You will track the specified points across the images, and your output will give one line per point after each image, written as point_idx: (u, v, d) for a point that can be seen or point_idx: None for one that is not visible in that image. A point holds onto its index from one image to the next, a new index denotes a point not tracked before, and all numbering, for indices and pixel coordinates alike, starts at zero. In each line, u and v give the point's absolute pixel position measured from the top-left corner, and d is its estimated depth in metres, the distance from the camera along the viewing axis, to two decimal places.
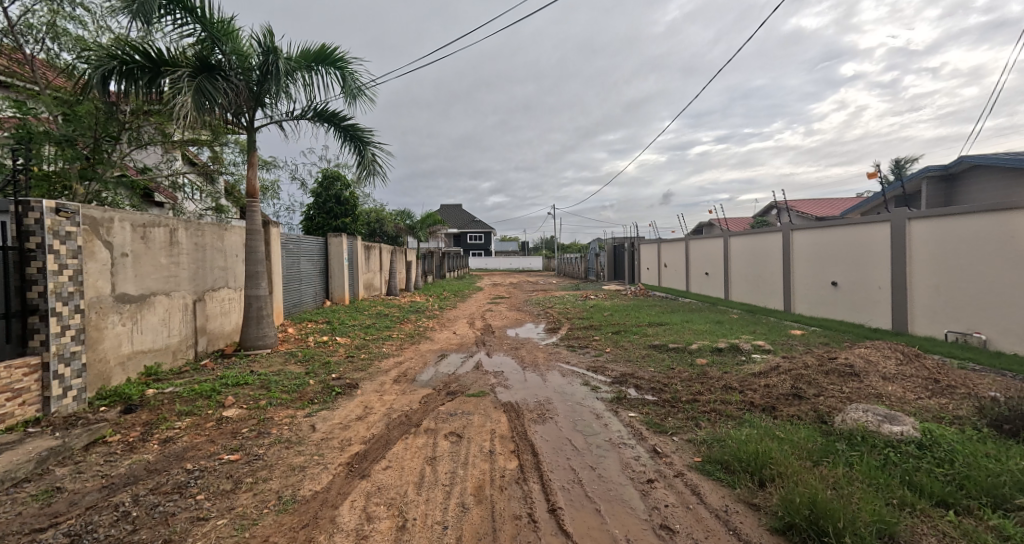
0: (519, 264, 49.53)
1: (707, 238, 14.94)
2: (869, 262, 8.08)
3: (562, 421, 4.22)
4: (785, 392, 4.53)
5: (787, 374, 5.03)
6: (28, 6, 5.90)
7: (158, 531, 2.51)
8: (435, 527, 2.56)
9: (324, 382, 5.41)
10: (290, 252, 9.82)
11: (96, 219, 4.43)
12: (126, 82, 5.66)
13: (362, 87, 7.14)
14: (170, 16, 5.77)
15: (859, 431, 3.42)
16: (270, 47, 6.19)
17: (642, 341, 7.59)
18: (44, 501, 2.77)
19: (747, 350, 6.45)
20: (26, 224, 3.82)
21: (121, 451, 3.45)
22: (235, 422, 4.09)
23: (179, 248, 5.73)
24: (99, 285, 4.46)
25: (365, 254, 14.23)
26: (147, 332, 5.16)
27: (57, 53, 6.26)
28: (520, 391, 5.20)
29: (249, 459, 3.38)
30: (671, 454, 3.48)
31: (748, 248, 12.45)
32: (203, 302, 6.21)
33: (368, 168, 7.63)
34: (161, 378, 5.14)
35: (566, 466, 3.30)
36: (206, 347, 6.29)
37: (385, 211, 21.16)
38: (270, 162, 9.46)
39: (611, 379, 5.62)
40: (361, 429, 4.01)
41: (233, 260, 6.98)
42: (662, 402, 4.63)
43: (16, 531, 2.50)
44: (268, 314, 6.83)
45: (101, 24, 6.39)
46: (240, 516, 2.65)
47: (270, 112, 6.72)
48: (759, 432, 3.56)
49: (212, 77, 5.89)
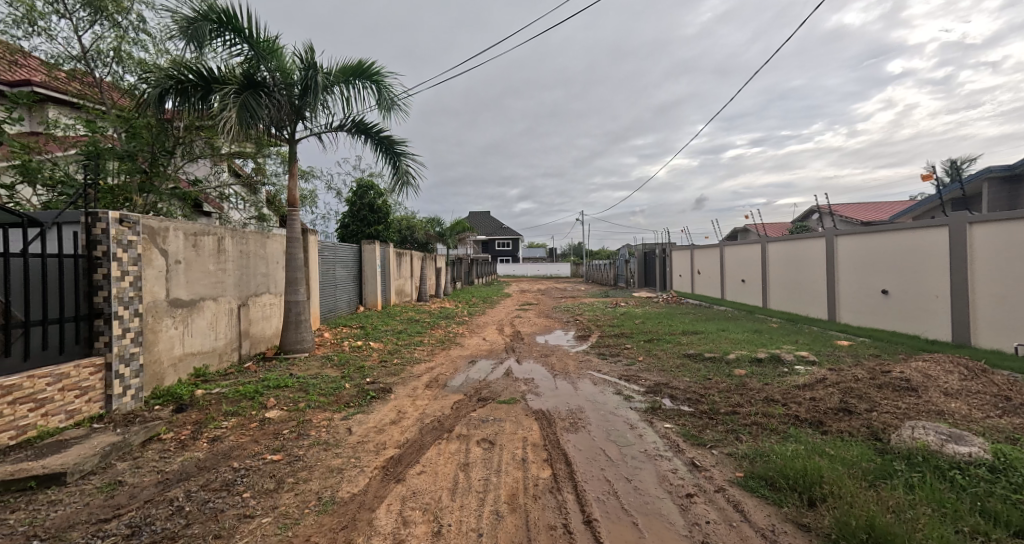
0: (547, 270, 49.48)
1: (744, 244, 14.45)
2: (922, 268, 7.62)
3: (595, 430, 4.16)
4: (833, 407, 4.30)
5: (836, 388, 4.77)
6: (99, 33, 6.41)
7: (209, 526, 2.62)
8: (470, 533, 2.57)
9: (359, 386, 5.54)
10: (326, 259, 10.15)
11: (153, 228, 4.72)
12: (180, 99, 6.06)
13: (396, 99, 7.36)
14: (221, 38, 6.13)
15: (919, 450, 3.20)
16: (311, 63, 6.48)
17: (676, 350, 7.39)
18: (108, 493, 2.95)
19: (789, 361, 6.15)
20: (94, 233, 4.11)
21: (174, 448, 3.65)
22: (276, 423, 4.25)
23: (226, 255, 6.03)
24: (155, 290, 4.74)
25: (396, 260, 14.56)
26: (197, 335, 5.43)
27: (122, 75, 6.75)
28: (551, 398, 5.17)
29: (290, 460, 3.50)
30: (711, 468, 3.36)
31: (788, 254, 11.94)
32: (247, 307, 6.51)
33: (402, 179, 7.83)
34: (209, 379, 5.41)
35: (601, 477, 3.24)
36: (249, 350, 6.58)
37: (416, 219, 21.65)
38: (309, 172, 9.87)
39: (644, 388, 5.49)
40: (395, 433, 4.08)
41: (274, 266, 7.29)
42: (699, 413, 4.49)
43: (85, 520, 2.66)
44: (306, 318, 7.08)
45: (160, 48, 6.87)
46: (283, 515, 2.74)
47: (310, 124, 7.01)
48: (807, 448, 3.39)
49: (257, 93, 6.20)
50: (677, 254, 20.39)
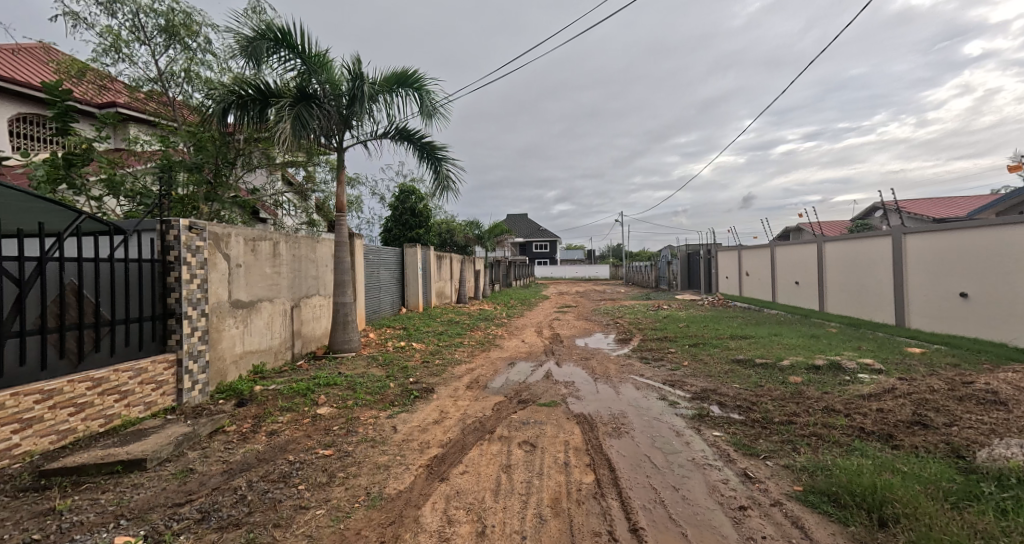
0: (586, 272, 48.85)
1: (797, 244, 13.66)
2: (1010, 269, 6.92)
3: (639, 436, 4.06)
4: (905, 420, 3.97)
5: (907, 399, 4.40)
6: (173, 56, 6.98)
7: (269, 515, 2.77)
8: (514, 535, 2.57)
9: (403, 385, 5.69)
10: (371, 262, 10.51)
11: (218, 235, 5.07)
12: (240, 113, 6.49)
13: (438, 105, 7.53)
14: (277, 55, 6.50)
15: (1011, 471, 2.89)
16: (358, 74, 6.73)
17: (723, 355, 7.08)
18: (180, 479, 3.19)
19: (851, 369, 5.74)
20: (168, 240, 4.48)
21: (237, 440, 3.89)
22: (327, 420, 4.44)
23: (281, 259, 6.38)
24: (219, 292, 5.08)
25: (437, 263, 14.85)
26: (255, 334, 5.77)
27: (191, 93, 7.31)
28: (592, 402, 5.10)
29: (340, 455, 3.65)
30: (766, 480, 3.19)
31: (848, 254, 11.17)
32: (299, 308, 6.84)
33: (443, 184, 8.00)
34: (266, 376, 5.73)
35: (646, 485, 3.16)
36: (301, 349, 6.92)
37: (455, 222, 22.02)
38: (355, 179, 10.27)
39: (691, 394, 5.30)
40: (438, 433, 4.15)
41: (324, 269, 7.62)
42: (750, 421, 4.28)
43: (162, 503, 2.89)
44: (353, 319, 7.36)
45: (224, 67, 7.38)
46: (336, 508, 2.86)
47: (356, 133, 7.30)
48: (875, 463, 3.15)
49: (309, 105, 6.53)
50: (724, 255, 19.56)
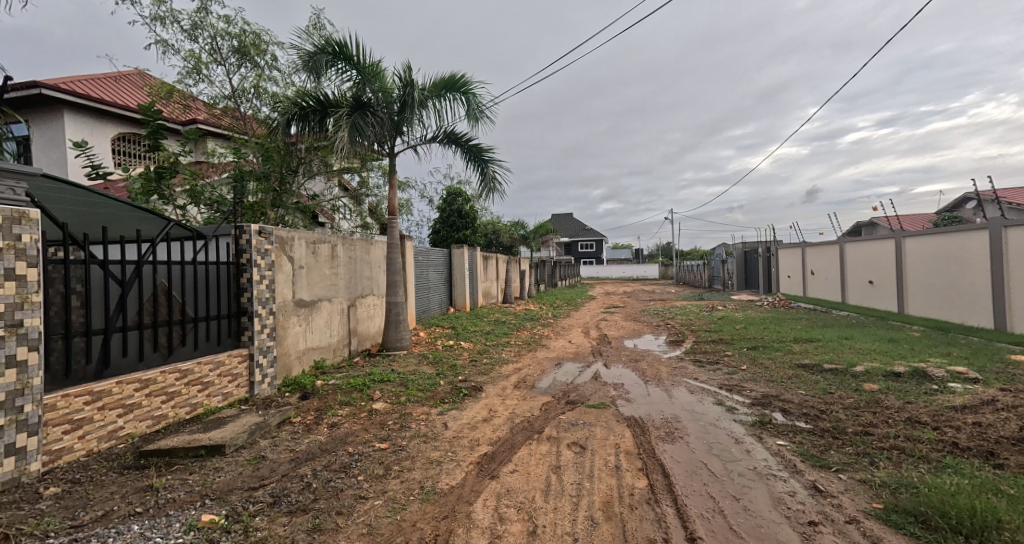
0: (634, 272, 47.62)
1: (871, 240, 12.57)
2: None
3: (695, 442, 3.90)
4: (1009, 436, 3.53)
5: (1010, 414, 3.92)
6: (244, 74, 7.54)
7: (332, 503, 2.92)
8: (566, 537, 2.56)
9: (453, 383, 5.81)
10: (421, 263, 10.83)
11: (283, 238, 5.42)
12: (302, 124, 6.90)
13: (484, 108, 7.63)
14: (335, 67, 6.85)
15: None
16: (409, 81, 6.97)
17: (786, 359, 6.64)
18: (254, 465, 3.44)
19: (937, 378, 5.20)
20: (241, 244, 4.86)
21: (301, 431, 4.14)
22: (382, 415, 4.62)
23: (338, 260, 6.71)
24: (284, 292, 5.43)
25: (483, 263, 15.05)
26: (316, 331, 6.12)
27: (259, 107, 7.86)
28: (643, 405, 4.95)
29: (395, 449, 3.78)
30: (838, 495, 2.96)
31: (932, 251, 10.13)
32: (355, 307, 7.17)
33: (490, 185, 8.09)
34: (326, 371, 6.06)
35: (704, 492, 3.03)
36: (357, 346, 7.25)
37: (501, 223, 22.20)
38: (405, 183, 10.61)
39: (750, 400, 5.02)
40: (487, 431, 4.20)
41: (378, 270, 7.94)
42: (819, 431, 3.99)
43: (240, 486, 3.13)
44: (405, 318, 7.61)
45: (288, 81, 7.88)
46: (392, 500, 2.97)
47: (407, 138, 7.54)
48: (971, 483, 2.83)
49: (364, 113, 6.83)
50: (785, 253, 18.36)
